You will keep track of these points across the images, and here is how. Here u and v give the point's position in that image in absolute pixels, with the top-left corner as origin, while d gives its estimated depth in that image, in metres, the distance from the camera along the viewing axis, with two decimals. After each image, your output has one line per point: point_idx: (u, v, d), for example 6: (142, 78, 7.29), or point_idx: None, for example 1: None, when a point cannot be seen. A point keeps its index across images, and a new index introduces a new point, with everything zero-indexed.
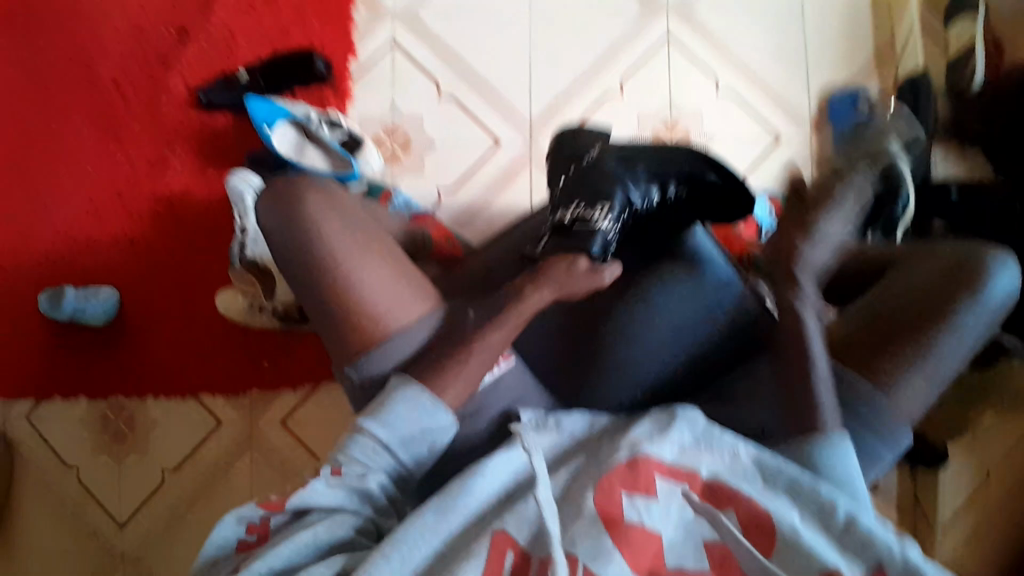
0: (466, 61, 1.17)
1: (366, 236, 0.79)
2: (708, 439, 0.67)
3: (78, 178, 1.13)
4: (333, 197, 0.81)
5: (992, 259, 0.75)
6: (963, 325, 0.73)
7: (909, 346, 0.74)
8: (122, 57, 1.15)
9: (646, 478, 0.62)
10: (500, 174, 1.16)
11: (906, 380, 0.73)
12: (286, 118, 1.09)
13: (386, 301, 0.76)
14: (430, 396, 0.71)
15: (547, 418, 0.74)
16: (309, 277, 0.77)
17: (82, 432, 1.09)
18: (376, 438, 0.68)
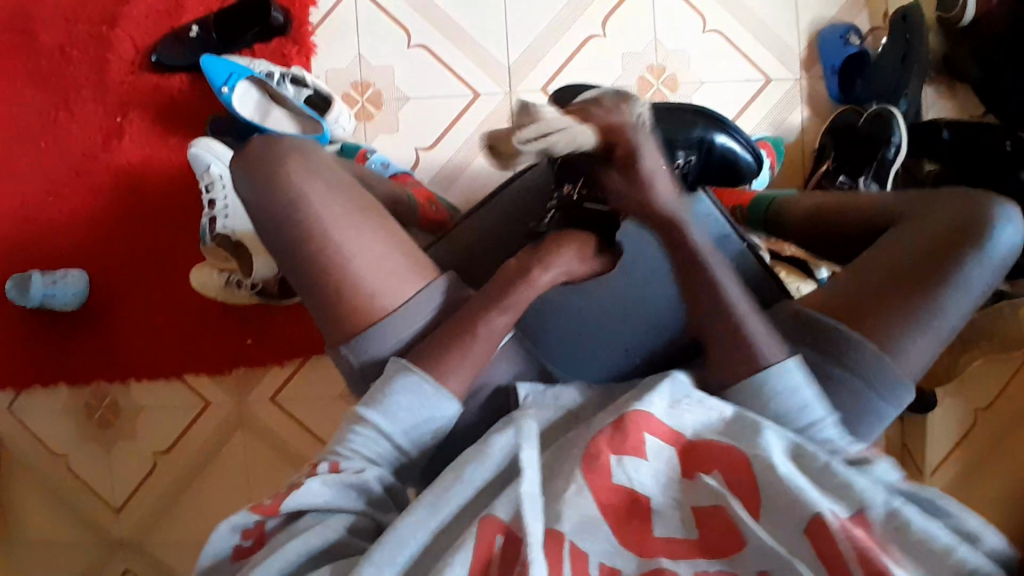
0: (432, 2, 1.04)
1: (352, 209, 0.69)
2: (694, 394, 0.59)
3: (25, 153, 1.02)
4: (312, 162, 0.70)
5: (996, 208, 0.66)
6: (966, 281, 0.65)
7: (891, 310, 0.65)
8: (55, 12, 1.02)
9: (635, 438, 0.54)
10: (479, 130, 1.04)
11: (909, 342, 0.64)
12: (245, 76, 0.98)
13: (378, 286, 0.67)
14: (430, 382, 0.62)
15: (543, 392, 0.67)
16: (297, 264, 0.68)
17: (66, 421, 1.03)
18: (376, 426, 0.61)
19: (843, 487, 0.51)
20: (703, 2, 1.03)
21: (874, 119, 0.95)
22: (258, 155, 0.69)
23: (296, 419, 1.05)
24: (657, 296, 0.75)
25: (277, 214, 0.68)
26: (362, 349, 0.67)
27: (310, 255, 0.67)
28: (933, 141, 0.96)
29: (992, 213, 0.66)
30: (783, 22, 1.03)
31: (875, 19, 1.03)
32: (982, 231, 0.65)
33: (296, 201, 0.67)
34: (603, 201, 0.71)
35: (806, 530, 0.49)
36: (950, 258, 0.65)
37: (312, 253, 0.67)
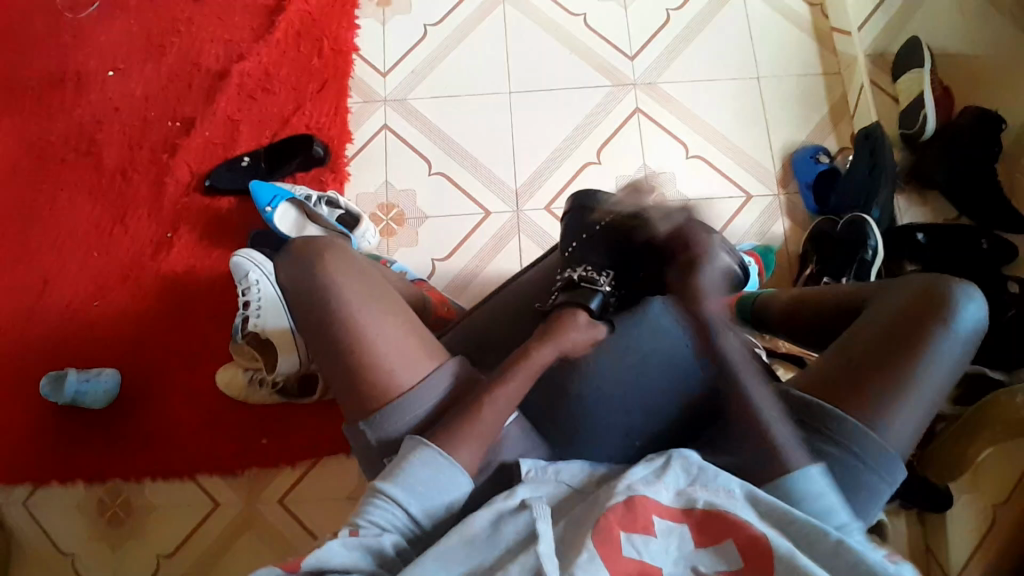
0: (451, 137, 1.21)
1: (379, 299, 0.75)
2: (704, 477, 0.61)
3: (84, 263, 1.14)
4: (350, 258, 0.78)
5: (958, 288, 0.71)
6: (940, 353, 0.68)
7: (879, 378, 0.68)
8: (128, 148, 1.20)
9: (644, 517, 0.57)
10: (490, 241, 1.14)
11: (893, 414, 0.67)
12: (286, 198, 1.11)
13: (393, 357, 0.71)
14: (445, 458, 0.64)
15: (546, 467, 0.66)
16: (322, 333, 0.73)
17: (74, 521, 1.04)
18: (396, 500, 0.62)
19: (859, 564, 0.53)
20: (686, 134, 1.19)
21: (849, 226, 1.03)
22: (309, 252, 0.78)
23: (304, 523, 1.04)
24: (656, 382, 0.76)
25: (312, 297, 0.75)
26: (379, 426, 0.69)
27: (339, 325, 0.72)
28: (912, 244, 1.04)
29: (952, 292, 0.71)
30: (760, 148, 1.17)
31: (842, 140, 1.17)
32: (945, 307, 0.70)
33: (333, 289, 0.74)
34: (596, 279, 0.76)
35: None
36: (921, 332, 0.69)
37: (340, 329, 0.72)
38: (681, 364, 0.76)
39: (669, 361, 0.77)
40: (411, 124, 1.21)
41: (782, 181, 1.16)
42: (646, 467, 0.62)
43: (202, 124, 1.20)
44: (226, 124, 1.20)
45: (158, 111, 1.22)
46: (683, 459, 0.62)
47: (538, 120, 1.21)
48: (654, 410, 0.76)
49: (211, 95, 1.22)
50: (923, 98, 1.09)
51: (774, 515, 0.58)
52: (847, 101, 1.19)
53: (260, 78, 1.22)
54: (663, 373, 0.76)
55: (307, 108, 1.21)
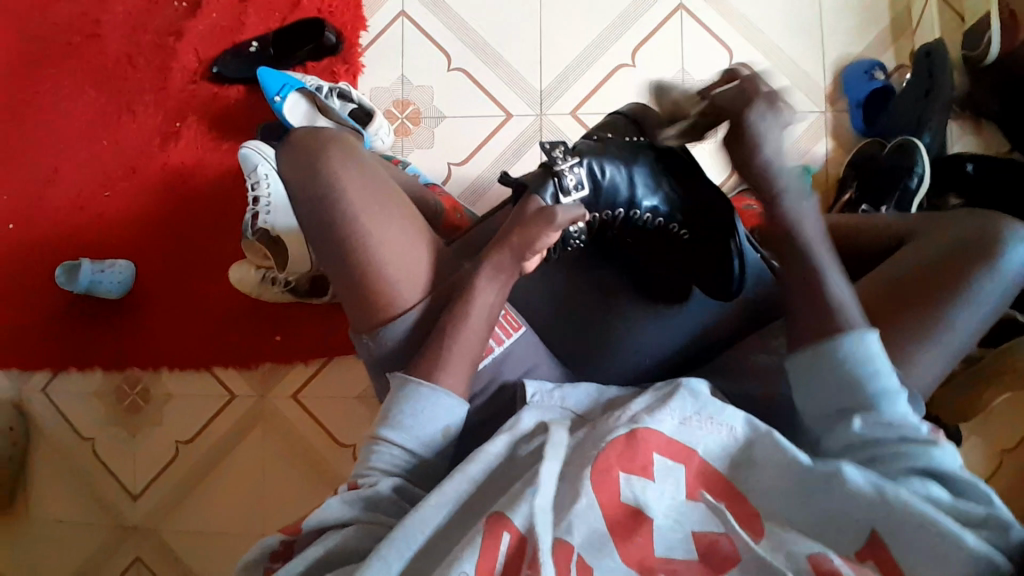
0: (473, 30, 1.11)
1: (384, 196, 0.72)
2: (710, 409, 0.61)
3: (90, 150, 1.11)
4: (354, 156, 0.73)
5: (1008, 230, 0.69)
6: (978, 299, 0.67)
7: (911, 322, 0.67)
8: (131, 27, 1.12)
9: (644, 456, 0.57)
10: (510, 147, 1.09)
11: (919, 356, 0.66)
12: (296, 88, 1.04)
13: (396, 271, 0.70)
14: (428, 387, 0.66)
15: (551, 392, 0.70)
16: (326, 239, 0.71)
17: (97, 405, 1.08)
18: (392, 442, 0.64)
19: (851, 492, 0.54)
20: (730, 39, 1.09)
21: (897, 150, 0.96)
22: (309, 143, 0.73)
23: (316, 419, 1.07)
24: (668, 326, 0.77)
25: (313, 183, 0.71)
26: (378, 340, 0.70)
27: (342, 234, 0.69)
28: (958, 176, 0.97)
29: (1002, 236, 0.68)
30: (810, 59, 1.08)
31: (900, 57, 1.06)
32: (993, 251, 0.68)
33: (334, 182, 0.70)
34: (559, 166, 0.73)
35: (809, 557, 0.51)
36: (961, 276, 0.67)
37: (347, 237, 0.69)
38: (692, 310, 0.77)
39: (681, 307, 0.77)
40: (430, 13, 1.12)
41: (829, 97, 1.08)
42: (648, 398, 0.64)
43: (208, 4, 1.12)
44: (233, 6, 1.12)
45: None
46: (687, 392, 0.63)
47: (569, 16, 1.11)
48: (669, 345, 0.77)
49: None
50: (990, 19, 0.97)
51: (772, 444, 0.58)
52: (912, 9, 1.07)
53: None
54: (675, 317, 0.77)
55: None
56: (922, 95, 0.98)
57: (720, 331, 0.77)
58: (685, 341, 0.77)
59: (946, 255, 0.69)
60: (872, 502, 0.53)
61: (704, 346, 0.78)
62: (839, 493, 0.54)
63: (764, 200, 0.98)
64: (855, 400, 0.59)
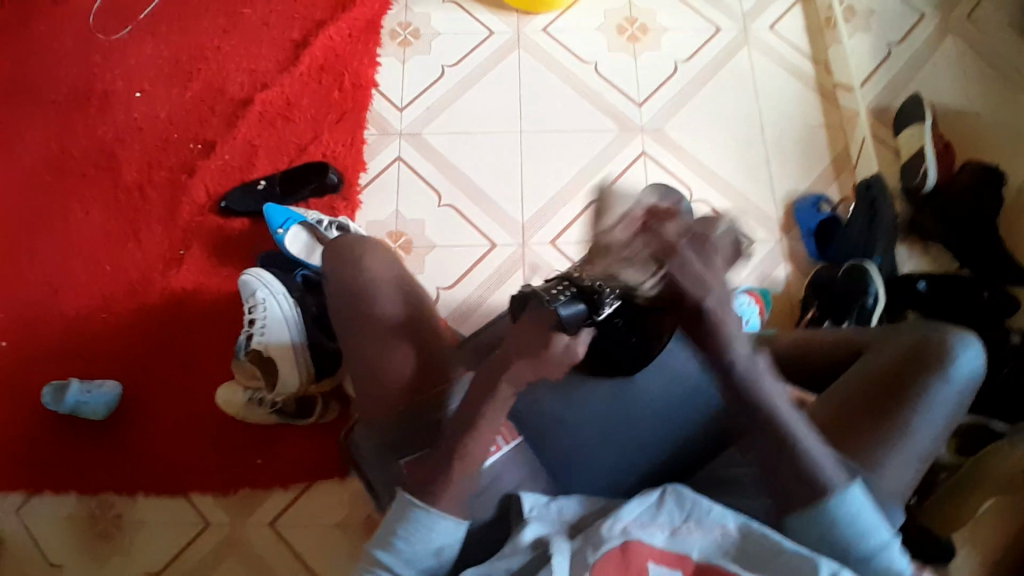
0: (462, 171, 1.23)
1: (410, 305, 0.83)
2: (696, 513, 0.67)
3: (95, 275, 1.16)
4: (387, 258, 0.87)
5: (952, 339, 0.75)
6: (935, 403, 0.72)
7: (884, 427, 0.71)
8: (149, 167, 1.23)
9: (638, 564, 0.63)
10: (495, 273, 1.16)
11: (891, 459, 0.70)
12: (298, 221, 1.13)
13: (388, 365, 0.79)
14: (421, 510, 0.68)
15: (547, 505, 0.72)
16: (346, 327, 0.82)
17: (62, 531, 1.02)
18: (387, 565, 0.68)
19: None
20: (691, 180, 1.22)
21: (850, 274, 1.04)
22: (347, 250, 0.87)
23: (294, 550, 1.03)
24: (654, 432, 0.83)
25: (349, 287, 0.84)
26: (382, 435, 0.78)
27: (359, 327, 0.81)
28: (911, 292, 1.05)
29: (948, 343, 0.74)
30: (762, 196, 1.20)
31: (844, 190, 1.20)
32: (942, 358, 0.73)
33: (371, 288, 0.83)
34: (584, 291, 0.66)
35: None
36: (915, 382, 0.73)
37: (360, 328, 0.81)
38: (677, 407, 0.83)
39: (667, 406, 0.83)
40: (423, 157, 1.24)
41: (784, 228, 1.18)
42: (639, 504, 0.68)
43: (221, 148, 1.23)
44: (244, 149, 1.23)
45: (180, 134, 1.25)
46: (673, 496, 0.68)
47: (548, 158, 1.24)
48: (650, 451, 0.82)
49: (232, 121, 1.26)
50: (923, 153, 1.10)
51: (770, 546, 0.64)
52: (849, 154, 1.22)
53: (282, 106, 1.27)
54: (659, 417, 0.83)
55: (324, 138, 1.24)
56: (873, 224, 1.07)
57: (703, 428, 0.83)
58: (671, 441, 0.83)
59: (901, 361, 0.75)
60: None
61: (690, 442, 0.83)
62: None
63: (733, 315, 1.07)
64: (844, 546, 0.64)
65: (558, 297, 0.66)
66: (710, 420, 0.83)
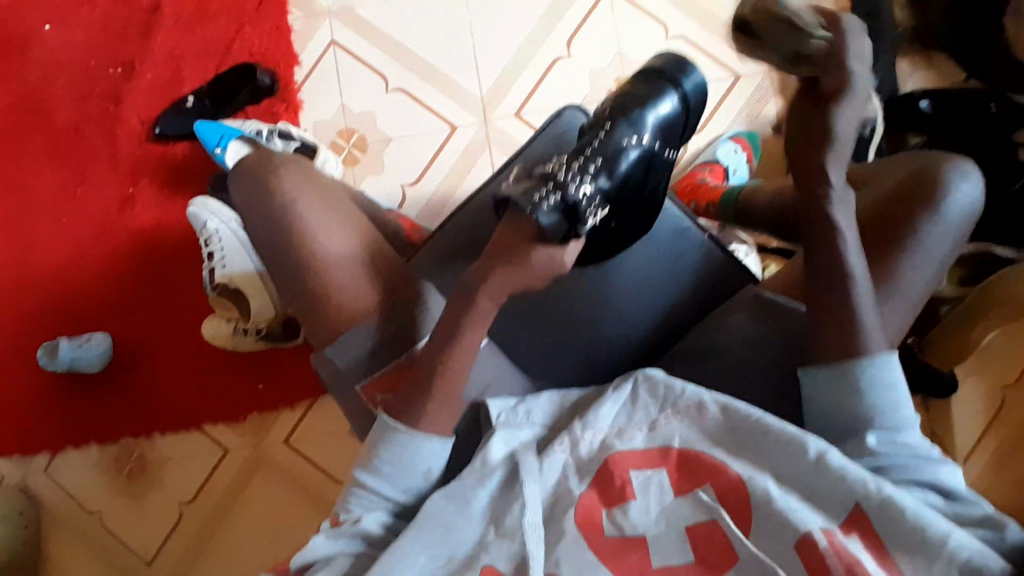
0: (408, 49, 1.10)
1: (347, 217, 0.75)
2: (672, 397, 0.65)
3: (51, 229, 1.11)
4: (310, 173, 0.76)
5: (951, 167, 0.67)
6: (929, 242, 0.66)
7: (869, 278, 0.66)
8: (70, 100, 1.12)
9: (620, 477, 0.61)
10: (461, 159, 1.08)
11: (875, 312, 0.66)
12: (235, 136, 1.02)
13: (346, 293, 0.72)
14: (408, 433, 0.65)
15: (516, 409, 0.69)
16: (285, 261, 0.73)
17: (95, 477, 1.08)
18: (370, 487, 0.66)
19: (836, 481, 0.58)
20: (663, 15, 1.07)
21: None
22: (263, 169, 0.75)
23: (310, 459, 1.08)
24: (631, 311, 0.78)
25: (269, 210, 0.73)
26: (342, 353, 0.71)
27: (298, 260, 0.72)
28: (915, 114, 0.94)
29: (947, 172, 0.67)
30: None
31: None
32: (937, 189, 0.67)
33: (296, 209, 0.73)
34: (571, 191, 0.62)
35: (795, 547, 0.55)
36: (906, 221, 0.67)
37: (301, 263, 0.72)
38: (652, 278, 0.78)
39: (642, 279, 0.78)
40: (361, 37, 1.11)
41: (773, 58, 1.05)
42: (615, 404, 0.66)
43: (141, 66, 1.12)
44: (166, 63, 1.11)
45: (92, 56, 1.13)
46: (646, 383, 0.67)
47: (500, 16, 1.09)
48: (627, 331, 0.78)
49: (145, 32, 1.12)
50: None
51: (752, 424, 0.62)
52: None
53: (194, 4, 1.12)
54: (635, 291, 0.78)
55: (247, 34, 1.11)
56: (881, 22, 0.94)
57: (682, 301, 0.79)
58: (652, 315, 0.79)
59: (889, 203, 0.68)
60: (860, 486, 0.57)
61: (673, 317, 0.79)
62: (830, 479, 0.58)
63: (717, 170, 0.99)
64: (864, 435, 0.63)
65: (541, 204, 0.61)
66: (687, 293, 0.79)
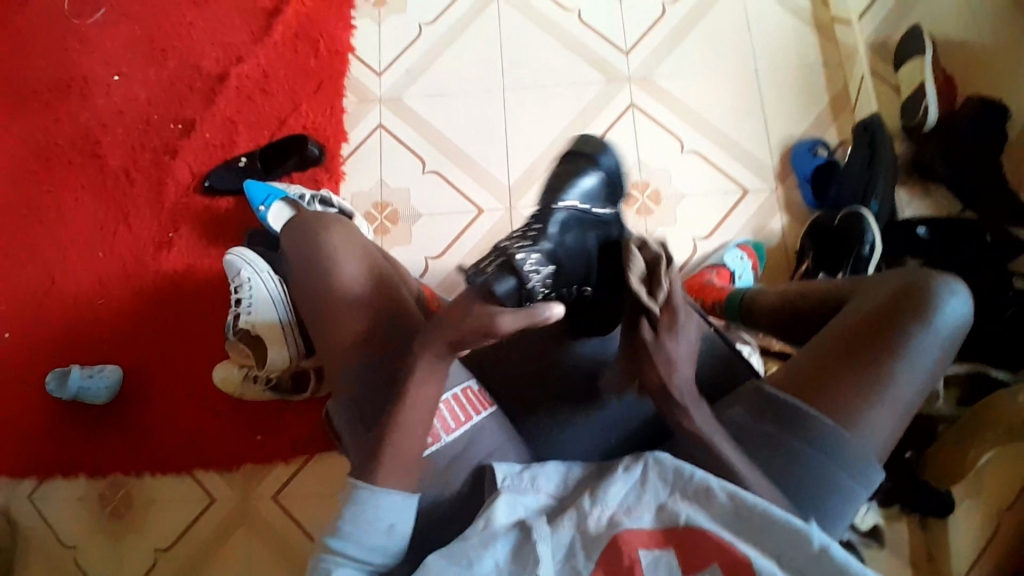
0: (447, 137, 1.20)
1: (378, 275, 0.79)
2: (677, 478, 0.62)
3: (88, 262, 1.17)
4: (355, 234, 0.82)
5: (938, 284, 0.70)
6: (918, 351, 0.68)
7: (858, 381, 0.67)
8: (131, 150, 1.22)
9: (630, 555, 0.58)
10: (484, 239, 1.14)
11: (864, 414, 0.66)
12: (279, 197, 1.10)
13: (363, 340, 0.74)
14: (376, 488, 0.61)
15: (520, 474, 0.67)
16: (315, 303, 0.77)
17: (80, 512, 1.06)
18: (336, 553, 0.60)
19: None
20: (681, 129, 1.17)
21: (847, 220, 1.00)
22: (312, 225, 0.82)
23: (296, 520, 1.06)
24: (632, 390, 0.78)
25: (307, 250, 0.80)
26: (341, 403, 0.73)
27: (327, 305, 0.76)
28: (912, 239, 1.01)
29: (936, 285, 0.70)
30: (757, 143, 1.15)
31: (842, 133, 1.14)
32: (925, 303, 0.69)
33: (332, 254, 0.78)
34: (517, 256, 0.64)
35: None
36: (897, 329, 0.68)
37: (330, 306, 0.76)
38: None
39: None
40: (405, 123, 1.21)
41: (781, 177, 1.13)
42: (625, 484, 0.63)
43: (201, 126, 1.22)
44: (225, 126, 1.22)
45: (159, 114, 1.24)
46: (653, 466, 0.63)
47: (533, 118, 1.20)
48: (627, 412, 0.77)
49: (210, 98, 1.24)
50: (924, 90, 1.04)
51: (760, 514, 0.59)
52: (847, 91, 1.16)
53: (259, 78, 1.24)
54: None
55: (303, 109, 1.22)
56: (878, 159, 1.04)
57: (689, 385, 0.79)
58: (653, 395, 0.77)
59: (878, 311, 0.70)
60: None
61: None
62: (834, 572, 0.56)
63: (724, 273, 1.04)
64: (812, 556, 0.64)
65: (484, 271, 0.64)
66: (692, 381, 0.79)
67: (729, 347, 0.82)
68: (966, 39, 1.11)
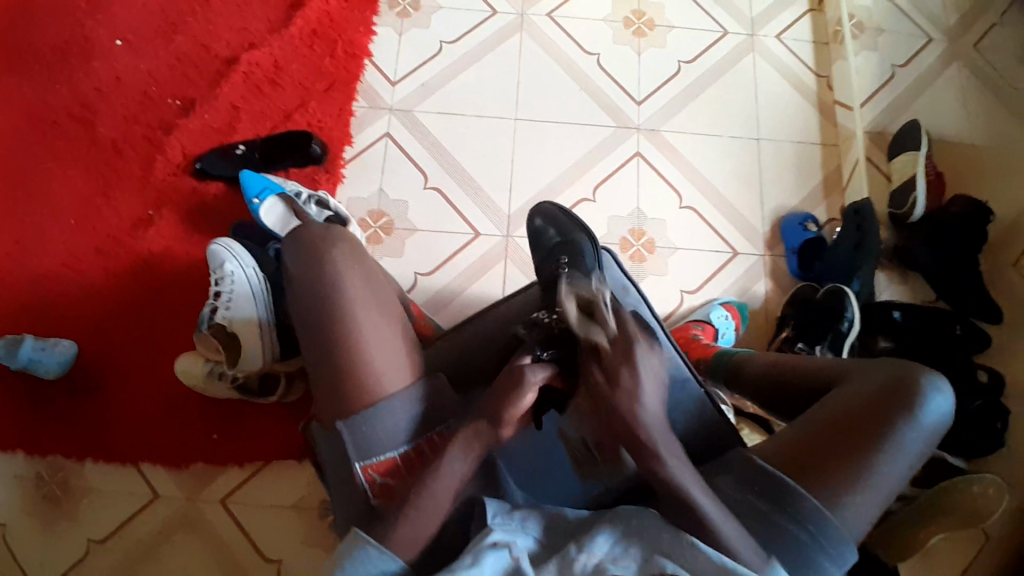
0: (453, 156, 1.20)
1: (393, 309, 0.71)
2: (666, 539, 0.58)
3: (59, 229, 1.11)
4: (361, 255, 0.72)
5: (926, 379, 0.72)
6: (904, 442, 0.69)
7: (845, 466, 0.68)
8: (124, 119, 1.18)
9: None
10: (476, 263, 1.14)
11: (848, 498, 0.67)
12: (276, 192, 1.08)
13: (383, 370, 0.67)
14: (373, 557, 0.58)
15: (512, 514, 0.62)
16: (322, 333, 0.67)
17: (14, 489, 1.01)
18: None
19: None
20: (682, 184, 1.20)
21: (828, 296, 1.03)
22: (319, 243, 0.71)
23: (242, 526, 1.01)
24: None
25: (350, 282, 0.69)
26: (360, 432, 0.65)
27: (338, 337, 0.66)
28: (888, 322, 1.05)
29: (924, 380, 0.72)
30: (752, 209, 1.19)
31: (831, 211, 1.19)
32: (913, 397, 0.71)
33: (342, 279, 0.69)
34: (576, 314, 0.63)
35: None
36: (885, 419, 0.70)
37: (341, 338, 0.66)
38: None
39: None
40: (414, 136, 1.21)
41: (770, 244, 1.18)
42: (610, 535, 0.59)
43: (201, 107, 1.18)
44: (227, 111, 1.18)
45: (159, 88, 1.20)
46: (640, 522, 0.60)
47: (542, 151, 1.21)
48: None
49: (216, 80, 1.20)
50: (915, 181, 1.11)
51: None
52: (841, 172, 1.21)
53: (270, 69, 1.21)
54: None
55: (311, 106, 1.20)
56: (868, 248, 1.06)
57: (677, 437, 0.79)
58: None
59: (867, 399, 0.72)
60: None
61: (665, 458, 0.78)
62: None
63: (710, 329, 1.07)
64: None
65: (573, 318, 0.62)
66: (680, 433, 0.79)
67: (718, 411, 0.81)
68: (952, 143, 1.19)
